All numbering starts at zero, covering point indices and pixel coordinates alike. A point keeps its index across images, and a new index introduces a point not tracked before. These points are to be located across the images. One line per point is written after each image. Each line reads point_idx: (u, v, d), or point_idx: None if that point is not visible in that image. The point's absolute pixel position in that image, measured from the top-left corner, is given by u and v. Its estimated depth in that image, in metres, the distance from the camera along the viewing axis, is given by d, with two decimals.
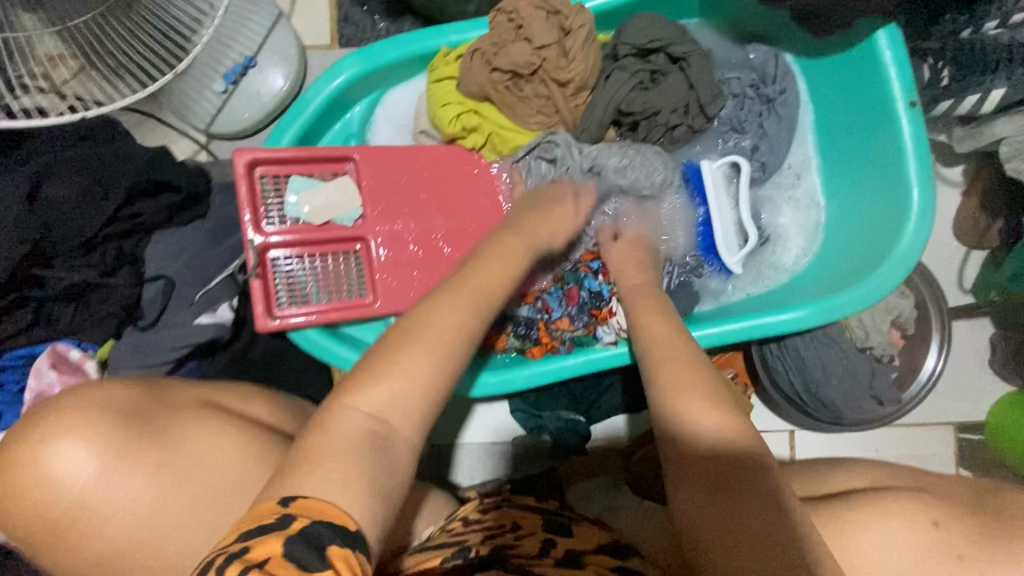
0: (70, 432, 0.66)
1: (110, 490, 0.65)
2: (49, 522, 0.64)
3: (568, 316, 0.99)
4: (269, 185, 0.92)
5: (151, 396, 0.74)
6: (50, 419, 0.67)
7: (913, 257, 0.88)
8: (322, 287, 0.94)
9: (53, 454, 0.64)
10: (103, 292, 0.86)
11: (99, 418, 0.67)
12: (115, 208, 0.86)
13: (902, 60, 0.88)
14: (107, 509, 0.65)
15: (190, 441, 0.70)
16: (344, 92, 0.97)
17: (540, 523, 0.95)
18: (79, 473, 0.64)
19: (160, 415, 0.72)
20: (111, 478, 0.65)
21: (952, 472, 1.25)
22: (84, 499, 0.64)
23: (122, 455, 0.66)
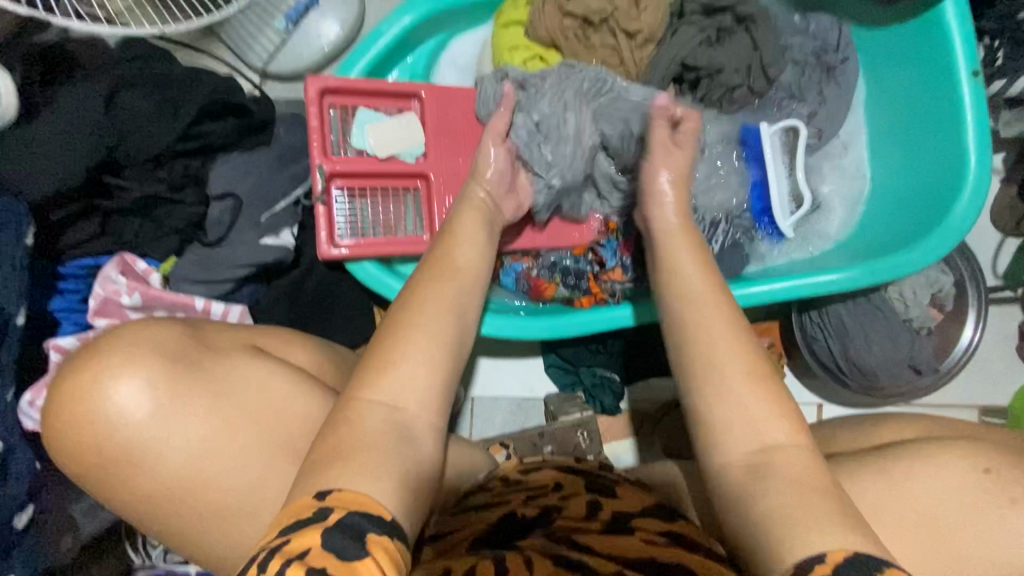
0: (118, 366, 0.64)
1: (161, 427, 0.64)
2: (105, 452, 0.63)
3: (621, 265, 1.01)
4: (337, 115, 0.93)
5: (197, 337, 0.72)
6: (105, 351, 0.65)
7: (968, 222, 0.89)
8: (380, 223, 0.95)
9: (109, 385, 0.63)
10: (169, 207, 0.87)
11: (146, 355, 0.65)
12: (186, 125, 0.86)
13: (967, 30, 0.90)
14: (160, 445, 0.63)
15: (236, 382, 0.68)
16: (413, 31, 0.97)
17: (582, 485, 0.78)
18: (132, 406, 0.63)
19: (209, 355, 0.70)
20: (165, 412, 0.64)
21: (973, 419, 1.27)
22: (140, 431, 0.63)
23: (178, 390, 0.65)
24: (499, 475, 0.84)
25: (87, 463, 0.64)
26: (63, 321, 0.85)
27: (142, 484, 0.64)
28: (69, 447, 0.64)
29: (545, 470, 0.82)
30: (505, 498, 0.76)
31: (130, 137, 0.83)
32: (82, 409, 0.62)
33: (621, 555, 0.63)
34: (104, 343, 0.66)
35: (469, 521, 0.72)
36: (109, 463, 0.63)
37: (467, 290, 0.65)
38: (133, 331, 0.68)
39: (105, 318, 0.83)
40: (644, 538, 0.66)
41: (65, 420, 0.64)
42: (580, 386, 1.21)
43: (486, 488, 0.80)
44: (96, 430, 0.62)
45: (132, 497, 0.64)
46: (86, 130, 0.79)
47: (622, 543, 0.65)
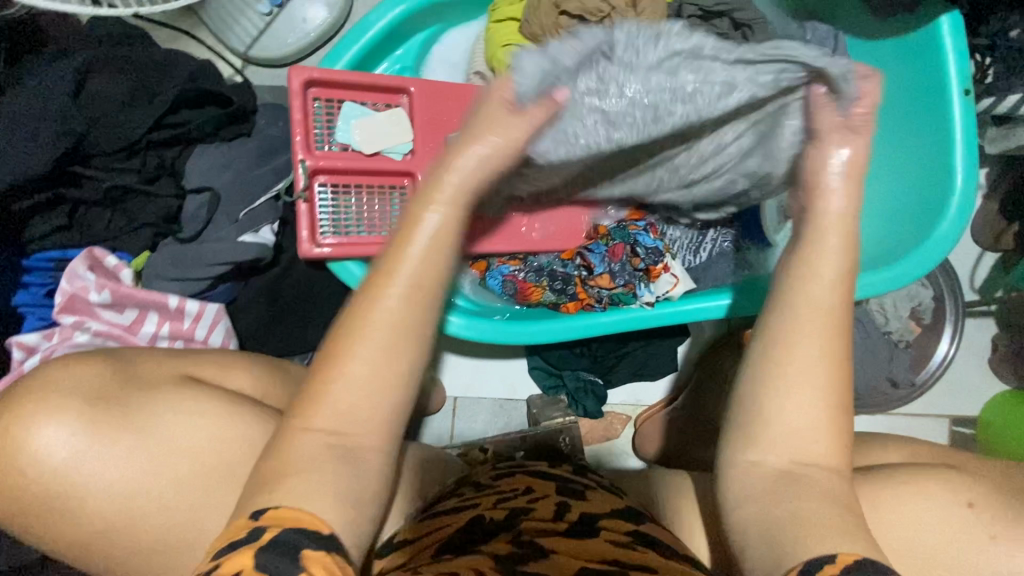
0: (44, 410, 0.62)
1: (87, 467, 0.62)
2: (40, 496, 0.61)
3: (610, 272, 0.99)
4: (322, 109, 0.90)
5: (124, 370, 0.69)
6: (17, 401, 0.63)
7: (951, 240, 0.90)
8: (364, 221, 0.92)
9: (32, 429, 0.61)
10: (142, 200, 0.83)
11: (76, 396, 0.64)
12: (162, 113, 0.82)
13: (961, 46, 0.90)
14: (86, 492, 0.61)
15: (163, 423, 0.66)
16: (404, 22, 0.94)
17: (552, 488, 0.77)
18: (55, 456, 0.61)
19: (135, 394, 0.67)
20: (86, 460, 0.62)
21: (943, 428, 1.31)
22: (64, 480, 0.61)
23: (101, 429, 0.63)
24: (470, 483, 0.83)
25: (24, 510, 0.62)
26: (27, 316, 0.81)
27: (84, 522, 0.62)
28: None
29: (518, 476, 0.81)
30: (472, 503, 0.74)
31: (100, 126, 0.79)
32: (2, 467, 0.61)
33: (587, 554, 0.62)
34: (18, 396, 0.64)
35: (437, 528, 0.69)
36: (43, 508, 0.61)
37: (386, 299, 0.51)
38: (50, 377, 0.65)
39: (72, 315, 0.78)
40: (610, 540, 0.64)
41: None
42: (563, 390, 1.20)
43: (457, 495, 0.79)
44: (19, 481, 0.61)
45: (75, 537, 0.62)
46: (54, 116, 0.75)
47: (587, 544, 0.64)
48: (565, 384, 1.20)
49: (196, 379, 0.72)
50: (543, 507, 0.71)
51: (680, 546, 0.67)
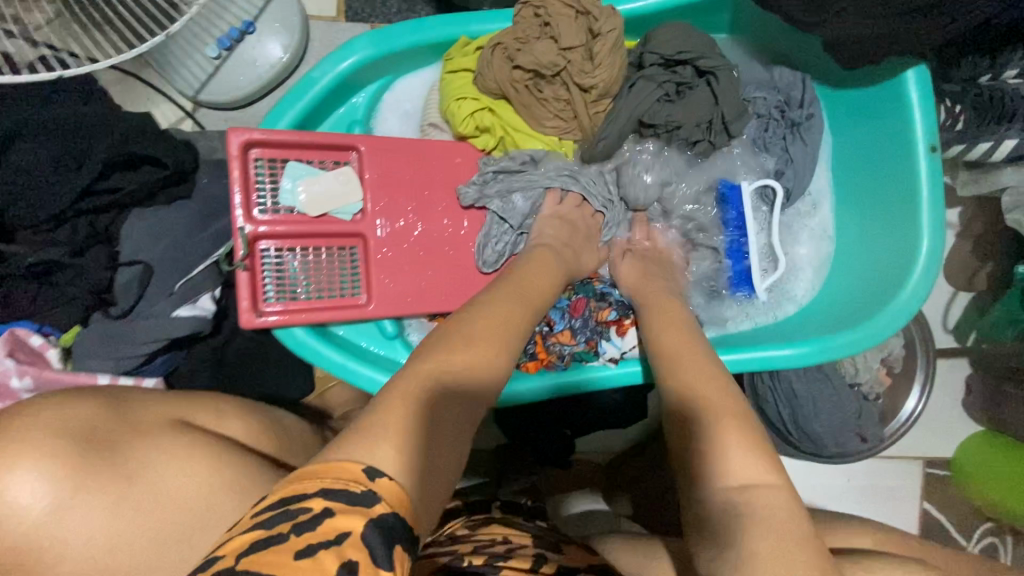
0: (23, 456, 0.56)
1: (66, 523, 0.57)
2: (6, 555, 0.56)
3: (571, 328, 0.99)
4: (264, 169, 0.87)
5: (119, 411, 0.65)
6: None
7: (917, 302, 0.87)
8: (312, 281, 0.90)
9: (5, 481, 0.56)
10: (69, 272, 0.79)
11: (63, 440, 0.58)
12: (91, 180, 0.79)
13: (927, 100, 0.87)
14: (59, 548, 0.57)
15: (152, 467, 0.62)
16: (353, 74, 0.91)
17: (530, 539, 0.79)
18: (27, 502, 0.56)
19: (127, 437, 0.63)
20: (61, 512, 0.57)
21: (917, 469, 1.30)
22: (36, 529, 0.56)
23: (86, 479, 0.58)
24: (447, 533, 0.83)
25: None
26: None
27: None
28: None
29: (494, 524, 0.83)
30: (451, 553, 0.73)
31: (23, 198, 0.76)
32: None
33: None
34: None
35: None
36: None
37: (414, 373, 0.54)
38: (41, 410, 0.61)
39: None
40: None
41: None
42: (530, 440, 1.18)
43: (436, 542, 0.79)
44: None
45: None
46: None
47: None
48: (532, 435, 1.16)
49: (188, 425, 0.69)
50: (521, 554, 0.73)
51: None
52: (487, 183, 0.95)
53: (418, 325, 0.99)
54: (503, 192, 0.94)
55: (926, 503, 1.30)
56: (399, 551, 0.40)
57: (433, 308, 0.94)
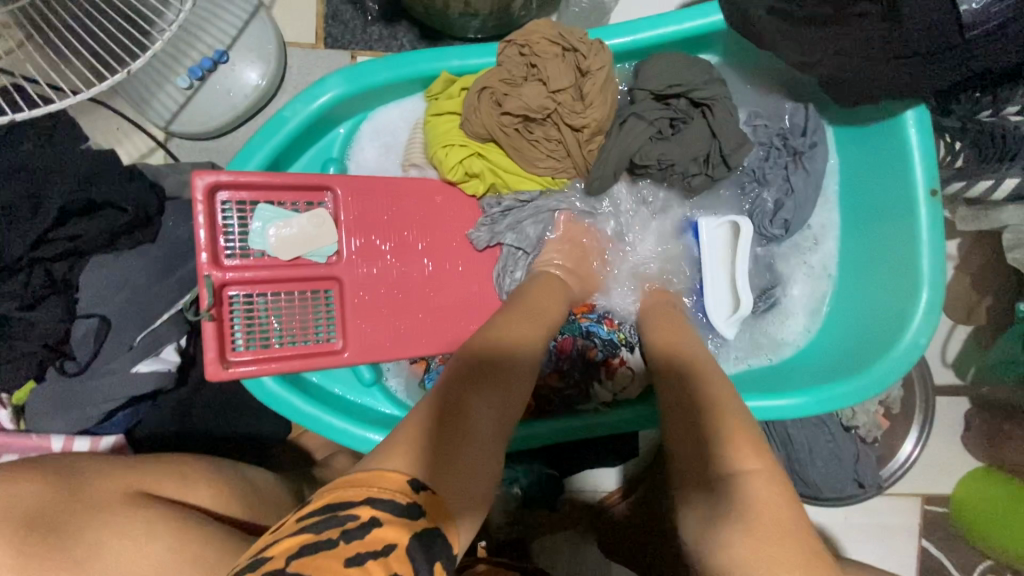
0: None
1: None
2: None
3: (558, 369, 0.95)
4: (233, 213, 0.82)
5: (69, 486, 0.59)
6: None
7: (919, 352, 0.84)
8: (284, 329, 0.86)
9: None
10: (22, 326, 0.74)
11: (8, 519, 0.53)
12: (47, 228, 0.74)
13: (929, 144, 0.84)
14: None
15: (111, 544, 0.56)
16: (329, 110, 0.86)
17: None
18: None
19: (86, 506, 0.58)
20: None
21: (916, 507, 1.26)
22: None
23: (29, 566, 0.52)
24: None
25: None
26: None
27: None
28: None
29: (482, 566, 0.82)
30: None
31: None
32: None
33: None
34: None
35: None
36: None
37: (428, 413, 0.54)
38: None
39: None
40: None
41: None
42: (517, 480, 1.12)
43: None
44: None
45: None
46: None
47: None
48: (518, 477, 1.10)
49: (148, 488, 0.63)
50: None
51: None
52: (497, 222, 0.93)
53: (398, 369, 0.95)
54: (513, 227, 0.92)
55: (925, 541, 1.26)
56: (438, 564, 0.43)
57: (411, 350, 0.89)
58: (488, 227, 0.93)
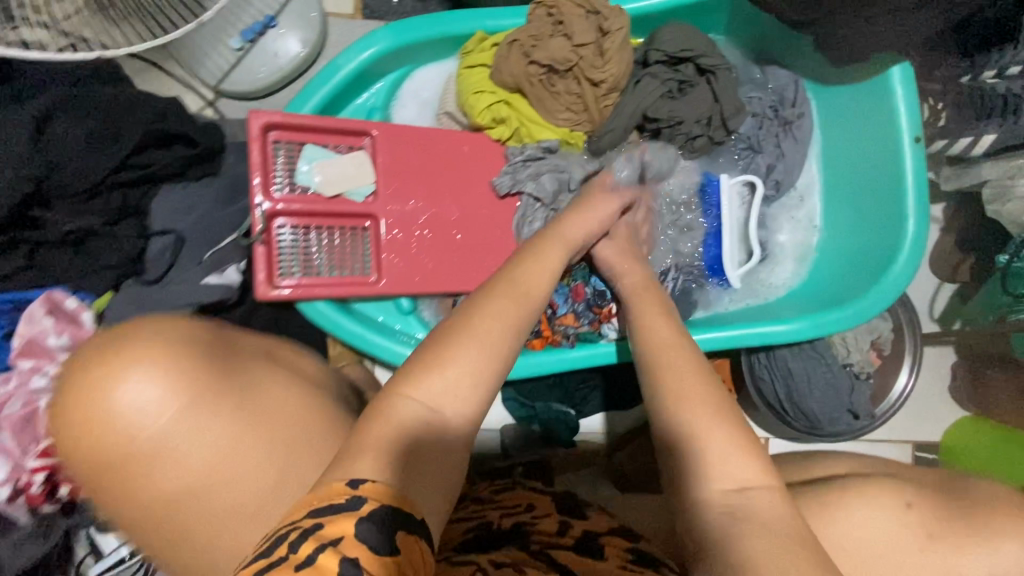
0: (153, 359, 0.60)
1: (183, 431, 0.59)
2: (127, 452, 0.58)
3: (574, 312, 1.00)
4: (282, 150, 0.88)
5: (225, 339, 0.68)
6: (126, 344, 0.61)
7: (904, 282, 0.93)
8: (328, 261, 0.92)
9: (116, 383, 0.58)
10: (103, 241, 0.82)
11: (187, 348, 0.62)
12: (126, 155, 0.82)
13: (911, 98, 0.94)
14: (178, 454, 0.59)
15: (258, 380, 0.65)
16: (376, 63, 0.96)
17: (552, 505, 0.77)
18: (142, 406, 0.58)
19: (229, 359, 0.65)
20: (176, 417, 0.59)
21: (907, 454, 1.35)
22: (153, 432, 0.58)
23: (194, 394, 0.60)
24: (471, 496, 0.83)
25: (98, 463, 0.58)
26: None
27: (157, 490, 0.58)
28: (82, 452, 0.58)
29: (518, 490, 0.81)
30: (480, 514, 0.75)
31: (62, 167, 0.78)
32: (89, 427, 0.57)
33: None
34: (117, 340, 0.61)
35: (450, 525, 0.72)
36: (114, 470, 0.58)
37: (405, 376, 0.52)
38: (146, 327, 0.63)
39: (31, 358, 0.77)
40: (622, 563, 0.65)
41: (61, 419, 0.59)
42: (536, 420, 1.21)
43: (466, 505, 0.80)
44: (95, 447, 0.57)
45: (138, 513, 0.59)
46: (13, 158, 0.74)
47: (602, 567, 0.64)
48: (537, 414, 1.20)
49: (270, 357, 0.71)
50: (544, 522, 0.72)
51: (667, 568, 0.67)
52: (519, 170, 0.97)
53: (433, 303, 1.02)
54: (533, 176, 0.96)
55: None
56: (402, 537, 0.44)
57: (442, 287, 0.95)
58: (509, 176, 0.97)
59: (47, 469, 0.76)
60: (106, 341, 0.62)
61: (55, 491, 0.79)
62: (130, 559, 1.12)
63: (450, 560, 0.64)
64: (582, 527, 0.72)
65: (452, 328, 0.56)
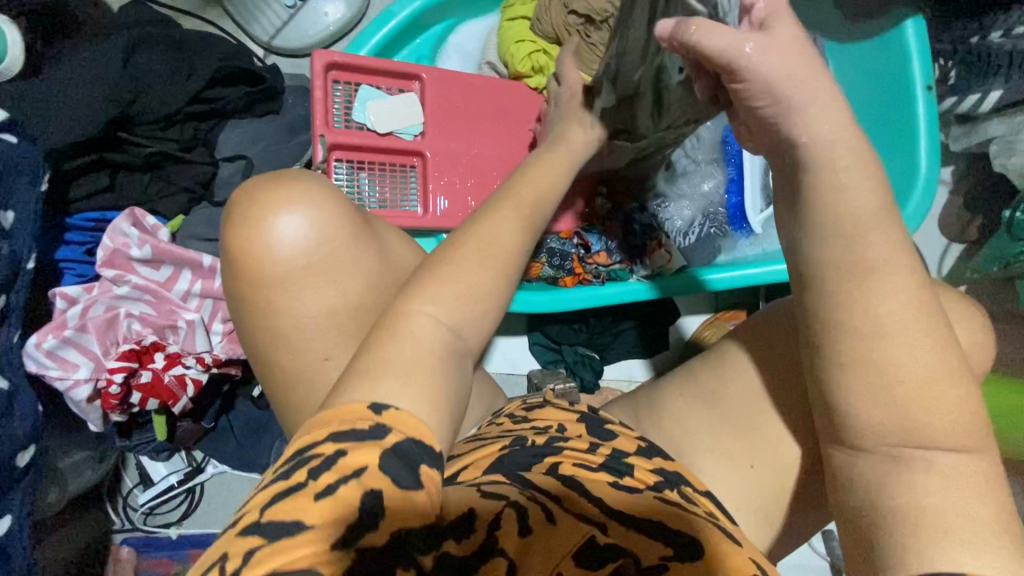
0: (312, 192, 0.61)
1: (332, 271, 0.61)
2: (277, 279, 0.59)
3: (606, 249, 1.07)
4: (341, 90, 0.97)
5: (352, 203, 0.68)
6: (286, 179, 0.61)
7: (919, 220, 0.99)
8: (378, 197, 1.00)
9: (275, 212, 0.59)
10: (179, 168, 0.90)
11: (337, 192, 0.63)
12: (200, 88, 0.89)
13: (924, 47, 1.00)
14: (325, 283, 0.60)
15: (392, 243, 0.67)
16: (424, 14, 1.03)
17: (583, 426, 0.70)
18: (304, 234, 0.59)
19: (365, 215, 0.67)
20: (333, 251, 0.61)
21: None
22: (311, 259, 0.60)
23: (341, 235, 0.61)
24: (503, 414, 0.75)
25: (260, 281, 0.59)
26: (66, 271, 0.86)
27: (299, 312, 0.60)
28: (237, 263, 0.60)
29: (549, 407, 0.73)
30: (514, 432, 0.68)
31: (144, 95, 0.85)
32: (254, 241, 0.59)
33: (635, 523, 0.57)
34: (276, 176, 0.62)
35: (476, 451, 0.64)
36: (266, 291, 0.60)
37: (428, 289, 0.57)
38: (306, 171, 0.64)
39: (113, 270, 0.84)
40: (658, 499, 0.60)
41: (230, 237, 0.60)
42: (562, 364, 1.26)
43: (496, 423, 0.73)
44: (257, 260, 0.59)
45: (266, 335, 0.61)
46: (103, 84, 0.81)
47: (639, 507, 0.59)
48: (564, 360, 1.25)
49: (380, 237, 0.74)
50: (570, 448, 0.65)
51: (707, 460, 0.72)
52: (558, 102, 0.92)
53: None
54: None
55: None
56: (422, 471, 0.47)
57: None
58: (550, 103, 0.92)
59: (126, 371, 0.83)
60: (274, 175, 0.62)
61: (128, 398, 0.85)
62: (180, 486, 1.19)
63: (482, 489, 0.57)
64: (611, 445, 0.67)
65: (477, 231, 0.63)
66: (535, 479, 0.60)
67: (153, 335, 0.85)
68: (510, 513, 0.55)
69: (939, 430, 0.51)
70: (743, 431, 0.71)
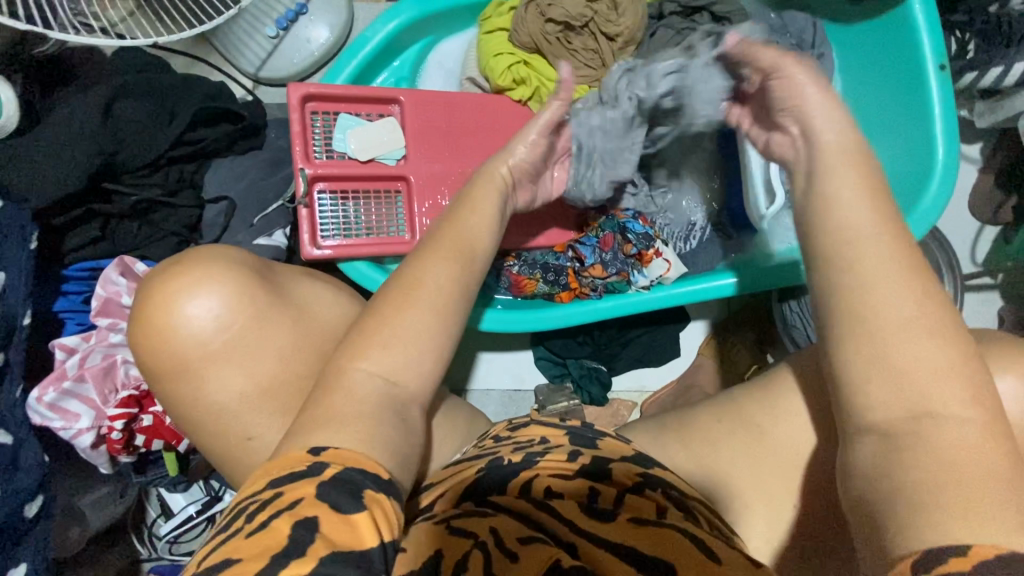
0: (208, 279, 0.65)
1: (258, 341, 0.65)
2: (186, 360, 0.64)
3: (602, 261, 1.03)
4: (319, 121, 0.96)
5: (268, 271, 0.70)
6: (181, 269, 0.65)
7: (935, 213, 0.91)
8: (367, 226, 0.98)
9: (178, 303, 0.63)
10: (164, 212, 0.92)
11: (232, 271, 0.66)
12: (182, 131, 0.90)
13: (934, 23, 0.93)
14: (253, 352, 0.65)
15: None
16: (399, 35, 1.02)
17: (568, 437, 0.66)
18: (204, 318, 0.64)
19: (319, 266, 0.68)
20: (236, 333, 0.65)
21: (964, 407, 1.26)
22: (220, 339, 0.64)
23: (240, 311, 0.65)
24: (489, 434, 0.71)
25: (173, 364, 0.64)
26: (66, 321, 0.90)
27: None
28: (154, 352, 0.64)
29: (535, 423, 0.69)
30: (491, 451, 0.65)
31: (126, 143, 0.87)
32: (152, 337, 0.64)
33: (603, 539, 0.55)
34: (171, 267, 0.66)
35: (454, 475, 0.62)
36: None
37: (381, 331, 0.54)
38: (200, 253, 0.68)
39: (108, 318, 0.87)
40: (632, 518, 0.57)
41: (145, 328, 0.65)
42: (569, 378, 1.22)
43: (477, 444, 0.69)
44: (168, 349, 0.64)
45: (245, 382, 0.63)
46: (84, 137, 0.83)
47: (606, 527, 0.56)
48: (569, 373, 1.22)
49: (316, 278, 0.76)
50: (545, 464, 0.62)
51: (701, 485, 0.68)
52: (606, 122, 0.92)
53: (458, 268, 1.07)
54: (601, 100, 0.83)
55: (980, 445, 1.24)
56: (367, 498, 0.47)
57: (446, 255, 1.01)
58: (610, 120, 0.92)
59: (126, 417, 0.83)
60: (172, 264, 0.67)
61: (133, 440, 0.86)
62: (198, 517, 1.14)
63: (451, 524, 0.55)
64: (595, 453, 0.64)
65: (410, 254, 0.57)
66: (511, 504, 0.59)
67: (150, 379, 0.88)
68: (476, 557, 0.52)
69: (930, 456, 0.47)
70: (735, 451, 0.69)
